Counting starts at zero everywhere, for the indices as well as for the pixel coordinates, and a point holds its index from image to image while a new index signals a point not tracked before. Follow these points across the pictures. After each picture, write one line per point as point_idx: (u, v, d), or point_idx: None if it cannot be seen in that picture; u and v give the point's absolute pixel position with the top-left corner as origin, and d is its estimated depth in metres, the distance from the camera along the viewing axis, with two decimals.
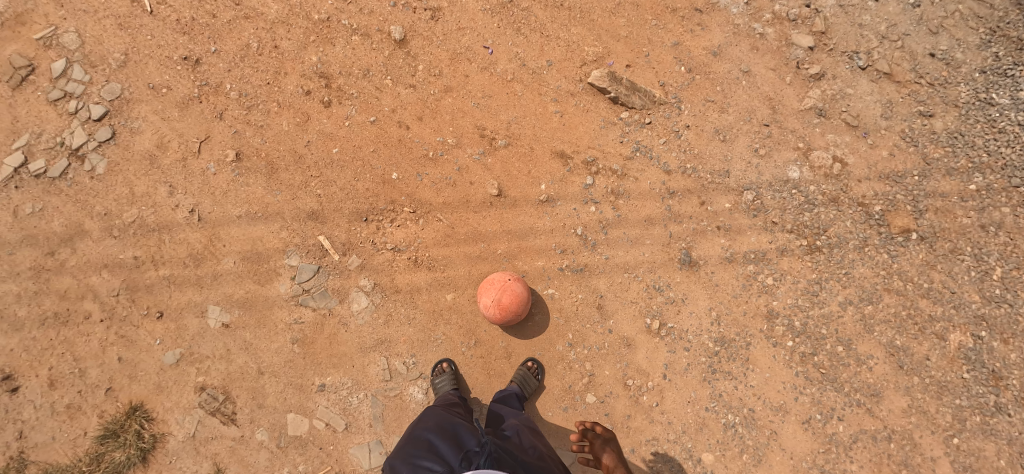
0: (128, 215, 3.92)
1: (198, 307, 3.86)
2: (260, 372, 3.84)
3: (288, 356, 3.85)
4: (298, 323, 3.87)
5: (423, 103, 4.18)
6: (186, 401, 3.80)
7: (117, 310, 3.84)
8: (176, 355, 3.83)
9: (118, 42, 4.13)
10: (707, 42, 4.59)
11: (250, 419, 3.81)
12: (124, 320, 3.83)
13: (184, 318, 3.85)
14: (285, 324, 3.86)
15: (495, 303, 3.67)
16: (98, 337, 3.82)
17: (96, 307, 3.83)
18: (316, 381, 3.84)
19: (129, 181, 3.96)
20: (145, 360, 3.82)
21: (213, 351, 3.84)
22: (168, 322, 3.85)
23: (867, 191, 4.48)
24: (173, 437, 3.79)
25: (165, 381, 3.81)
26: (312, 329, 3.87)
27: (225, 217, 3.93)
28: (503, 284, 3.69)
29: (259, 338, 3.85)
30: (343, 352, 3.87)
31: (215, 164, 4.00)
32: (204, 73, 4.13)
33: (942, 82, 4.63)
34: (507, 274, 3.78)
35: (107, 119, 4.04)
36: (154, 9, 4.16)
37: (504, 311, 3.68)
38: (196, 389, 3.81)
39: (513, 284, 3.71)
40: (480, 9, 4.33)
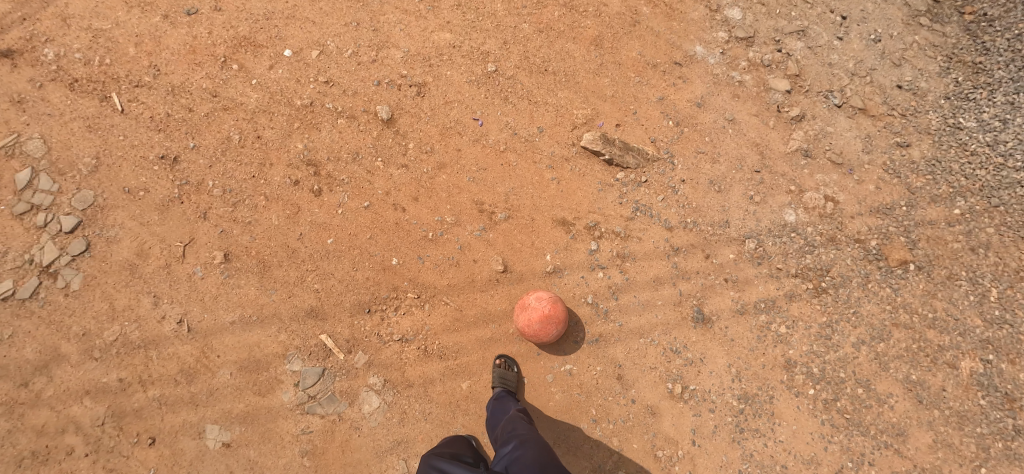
0: (111, 334, 3.73)
1: (194, 426, 3.62)
2: None
3: (298, 470, 3.61)
4: (307, 433, 3.65)
5: (417, 183, 4.06)
6: None
7: (103, 441, 3.56)
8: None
9: (89, 146, 4.14)
10: (690, 94, 4.54)
11: None
12: (111, 452, 3.56)
13: (180, 441, 3.60)
14: (293, 436, 3.64)
15: (547, 304, 3.63)
16: (83, 473, 3.54)
17: (78, 440, 3.55)
18: None
19: (107, 294, 3.81)
20: None
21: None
22: (161, 448, 3.59)
23: (861, 227, 4.35)
24: None
25: None
26: (323, 438, 3.65)
27: (218, 325, 3.77)
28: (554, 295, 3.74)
29: (265, 454, 3.62)
30: (358, 459, 3.64)
31: (202, 267, 3.88)
32: (183, 171, 4.09)
33: (913, 112, 4.69)
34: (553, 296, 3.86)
35: (80, 229, 3.92)
36: (125, 107, 4.26)
37: (553, 313, 3.61)
38: None
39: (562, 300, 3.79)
40: (465, 81, 4.36)
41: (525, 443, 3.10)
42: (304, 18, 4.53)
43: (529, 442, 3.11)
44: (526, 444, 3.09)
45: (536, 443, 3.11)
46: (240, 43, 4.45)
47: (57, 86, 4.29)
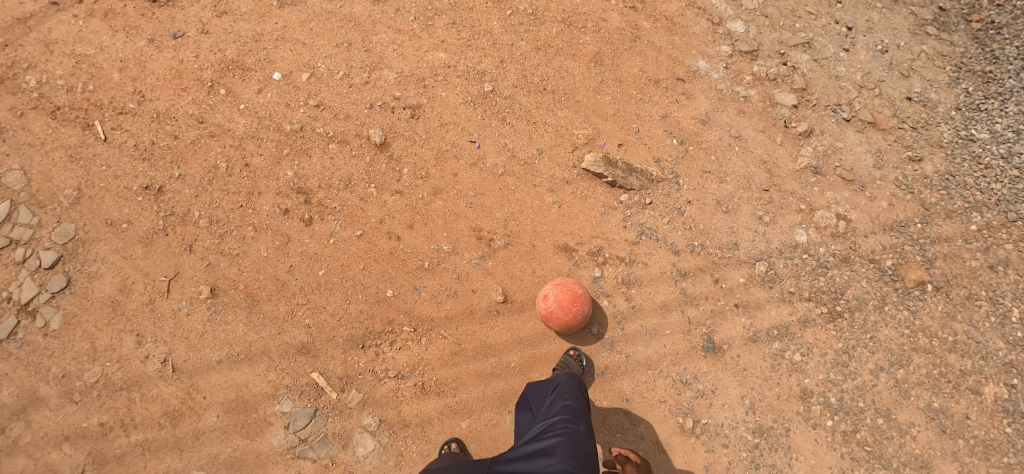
0: (92, 375, 3.65)
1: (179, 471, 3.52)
2: None
3: None
4: None
5: (413, 209, 3.92)
6: None
7: None
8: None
9: (72, 178, 4.06)
10: (694, 111, 4.35)
11: None
12: None
13: None
14: None
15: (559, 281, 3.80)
16: None
17: None
18: None
19: (89, 334, 3.72)
20: None
21: None
22: None
23: (875, 245, 4.11)
24: None
25: None
26: None
27: (204, 364, 3.67)
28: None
29: None
30: None
31: (187, 303, 3.77)
32: (169, 201, 3.98)
33: (924, 124, 4.49)
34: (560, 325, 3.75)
35: (60, 265, 3.86)
36: (108, 135, 4.16)
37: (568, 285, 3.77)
38: None
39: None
40: (461, 102, 4.20)
41: (565, 431, 2.77)
42: (294, 40, 4.42)
43: (571, 431, 2.78)
44: (567, 431, 2.77)
45: (581, 436, 2.77)
46: (229, 67, 4.33)
47: (39, 115, 4.26)
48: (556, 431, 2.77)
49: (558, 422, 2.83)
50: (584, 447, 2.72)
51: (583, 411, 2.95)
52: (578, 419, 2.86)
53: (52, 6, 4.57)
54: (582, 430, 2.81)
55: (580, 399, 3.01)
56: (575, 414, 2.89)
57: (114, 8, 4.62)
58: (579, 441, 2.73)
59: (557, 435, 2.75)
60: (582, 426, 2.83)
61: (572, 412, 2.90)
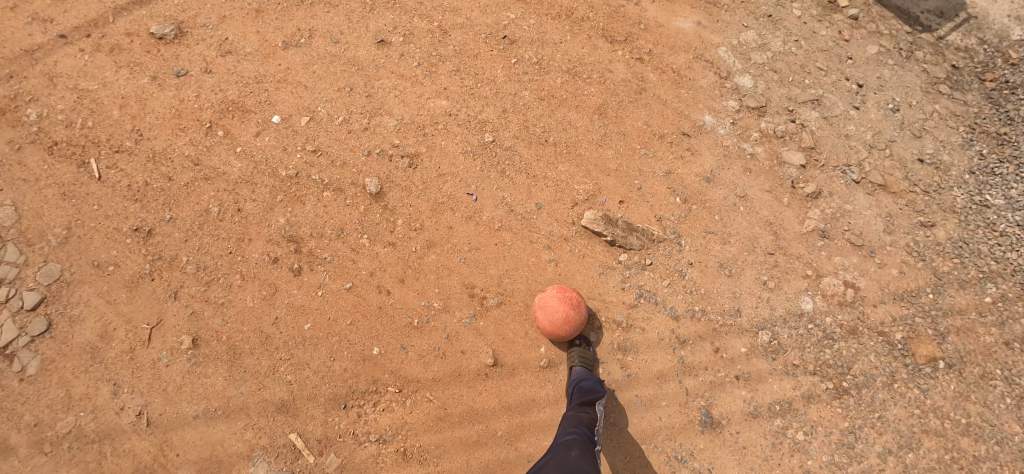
0: (65, 425, 3.61)
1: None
2: None
3: None
4: None
5: (405, 263, 3.83)
6: None
7: None
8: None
9: (62, 216, 4.04)
10: (698, 167, 4.22)
11: None
12: None
13: None
14: None
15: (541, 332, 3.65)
16: None
17: None
18: None
19: (65, 381, 3.69)
20: None
21: None
22: None
23: (884, 316, 3.90)
24: None
25: None
26: None
27: (180, 418, 3.60)
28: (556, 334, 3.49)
29: None
30: None
31: (168, 353, 3.72)
32: (157, 245, 3.94)
33: (936, 188, 4.28)
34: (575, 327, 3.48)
35: (42, 307, 3.84)
36: (103, 175, 4.16)
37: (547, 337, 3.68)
38: None
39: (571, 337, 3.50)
40: (460, 152, 4.12)
41: (558, 461, 3.07)
42: (296, 82, 4.38)
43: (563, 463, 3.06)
44: (560, 462, 3.07)
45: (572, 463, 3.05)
46: (228, 108, 4.30)
47: (37, 150, 4.23)
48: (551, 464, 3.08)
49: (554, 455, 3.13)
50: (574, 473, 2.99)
51: (581, 438, 3.21)
52: (571, 447, 3.14)
53: (61, 40, 4.59)
54: (575, 455, 3.10)
55: (578, 428, 3.27)
56: (570, 445, 3.16)
57: (121, 43, 4.63)
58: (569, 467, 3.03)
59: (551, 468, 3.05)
60: (575, 454, 3.10)
61: (568, 443, 3.18)
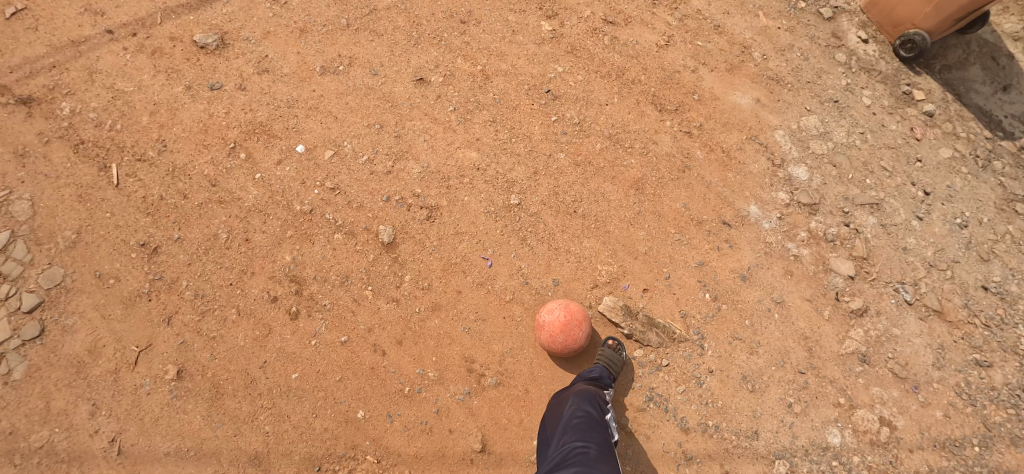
0: (38, 438, 3.56)
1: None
2: None
3: None
4: None
5: (406, 323, 3.64)
6: None
7: None
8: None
9: (74, 219, 3.99)
10: (735, 262, 3.88)
11: None
12: None
13: None
14: None
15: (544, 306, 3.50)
16: None
17: None
18: None
19: (48, 392, 3.64)
20: None
21: None
22: None
23: (919, 465, 3.50)
24: None
25: None
26: None
27: (151, 453, 3.53)
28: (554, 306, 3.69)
29: None
30: None
31: (151, 381, 3.66)
32: (160, 264, 3.88)
33: (999, 323, 3.80)
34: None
35: (38, 311, 3.80)
36: (121, 182, 4.09)
37: (569, 318, 3.40)
38: None
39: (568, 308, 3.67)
40: (482, 210, 3.89)
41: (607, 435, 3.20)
42: (326, 112, 4.23)
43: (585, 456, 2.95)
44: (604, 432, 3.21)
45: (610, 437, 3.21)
46: (254, 130, 4.18)
47: (62, 147, 4.19)
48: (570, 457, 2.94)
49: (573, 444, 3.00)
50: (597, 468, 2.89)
51: (598, 426, 3.10)
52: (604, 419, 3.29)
53: (106, 34, 4.53)
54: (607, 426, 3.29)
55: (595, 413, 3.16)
56: (590, 434, 3.05)
57: (163, 46, 4.54)
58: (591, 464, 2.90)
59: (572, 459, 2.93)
60: (596, 448, 2.99)
61: (585, 432, 3.06)
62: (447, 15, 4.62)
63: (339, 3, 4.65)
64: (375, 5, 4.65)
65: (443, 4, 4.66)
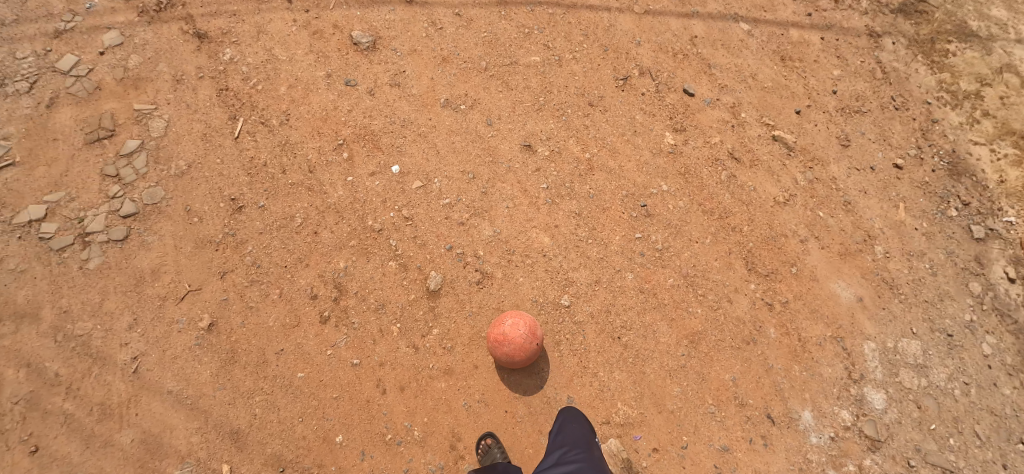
0: (81, 328, 3.93)
1: (69, 468, 3.64)
2: None
3: None
4: None
5: (416, 374, 3.76)
6: None
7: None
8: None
9: (192, 152, 4.41)
10: (763, 464, 3.59)
11: None
12: None
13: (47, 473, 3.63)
14: None
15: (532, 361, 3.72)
16: None
17: None
18: None
19: (105, 291, 4.03)
20: None
21: None
22: (32, 463, 3.64)
23: None
24: None
25: None
26: None
27: (157, 385, 3.83)
28: (525, 354, 3.50)
29: None
30: None
31: (186, 320, 3.98)
32: (239, 222, 4.21)
33: None
34: (523, 334, 3.51)
35: (131, 219, 4.22)
36: (241, 136, 4.47)
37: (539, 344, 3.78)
38: None
39: (533, 345, 3.53)
40: (530, 297, 3.93)
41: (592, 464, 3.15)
42: (432, 143, 4.43)
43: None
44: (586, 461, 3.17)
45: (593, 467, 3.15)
46: (364, 136, 4.46)
47: (210, 86, 4.64)
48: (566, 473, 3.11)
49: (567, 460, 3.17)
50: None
51: (589, 444, 3.26)
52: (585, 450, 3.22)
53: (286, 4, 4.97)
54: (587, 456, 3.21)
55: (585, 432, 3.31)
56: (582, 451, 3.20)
57: (325, 30, 4.91)
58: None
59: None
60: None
61: (579, 449, 3.22)
62: (579, 93, 4.69)
63: (487, 47, 4.86)
64: (518, 60, 4.82)
65: (580, 82, 4.75)
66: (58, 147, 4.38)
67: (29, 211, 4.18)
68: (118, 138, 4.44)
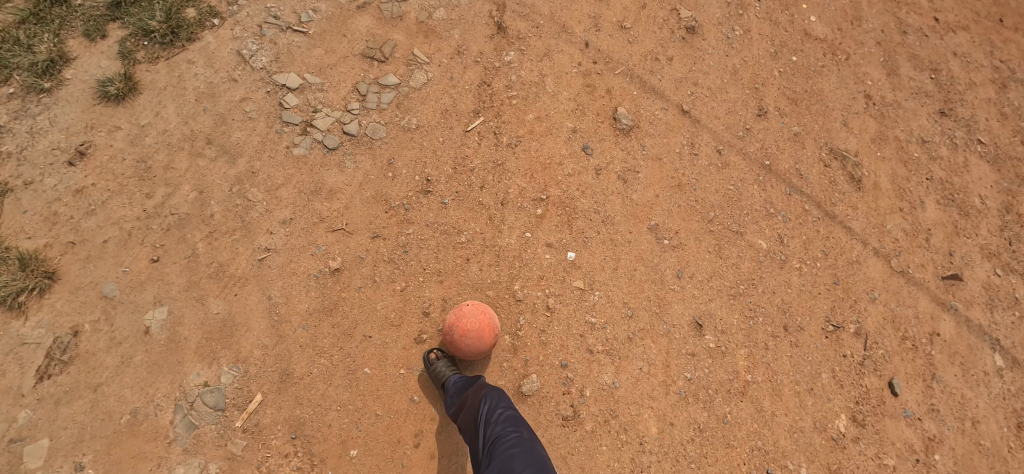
0: (253, 194, 4.34)
1: (165, 296, 3.98)
2: (97, 386, 3.72)
3: (118, 412, 3.69)
4: (155, 408, 3.72)
5: (450, 452, 3.83)
6: (60, 323, 3.84)
7: (151, 221, 4.18)
8: (112, 293, 3.95)
9: (427, 117, 4.88)
10: None
11: (46, 396, 3.68)
12: (143, 230, 4.15)
13: (148, 286, 4.00)
14: (154, 394, 3.74)
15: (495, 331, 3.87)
16: (126, 212, 4.19)
17: (159, 198, 4.26)
18: (88, 455, 3.58)
19: (288, 180, 4.43)
20: (105, 266, 4.02)
21: (117, 328, 3.87)
22: (148, 270, 4.04)
23: None
24: (21, 323, 3.82)
25: (81, 293, 3.93)
26: (150, 427, 3.68)
27: (264, 283, 4.06)
28: (467, 311, 3.80)
29: (134, 374, 3.77)
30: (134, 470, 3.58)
31: (322, 250, 4.19)
32: (417, 203, 4.45)
33: None
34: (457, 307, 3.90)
35: (347, 137, 4.68)
36: (469, 133, 4.87)
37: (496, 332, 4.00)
38: (70, 328, 3.83)
39: (473, 309, 3.82)
40: None
41: (521, 424, 3.58)
42: (616, 256, 4.64)
43: (521, 441, 3.48)
44: (514, 422, 3.56)
45: (523, 429, 3.57)
46: (565, 207, 4.70)
47: (478, 74, 5.20)
48: (508, 443, 3.44)
49: (505, 435, 3.48)
50: (534, 446, 3.47)
51: (512, 410, 3.64)
52: (515, 422, 3.59)
53: (581, 49, 5.57)
54: (520, 424, 3.59)
55: (505, 403, 3.67)
56: (513, 420, 3.57)
57: (597, 88, 5.43)
58: (527, 440, 3.49)
59: (511, 446, 3.43)
60: (528, 435, 3.54)
61: (509, 422, 3.56)
62: (783, 309, 4.88)
63: (724, 199, 5.20)
64: (744, 233, 5.11)
65: (792, 295, 4.95)
66: (343, 43, 5.14)
67: (289, 79, 4.88)
68: (384, 68, 5.08)
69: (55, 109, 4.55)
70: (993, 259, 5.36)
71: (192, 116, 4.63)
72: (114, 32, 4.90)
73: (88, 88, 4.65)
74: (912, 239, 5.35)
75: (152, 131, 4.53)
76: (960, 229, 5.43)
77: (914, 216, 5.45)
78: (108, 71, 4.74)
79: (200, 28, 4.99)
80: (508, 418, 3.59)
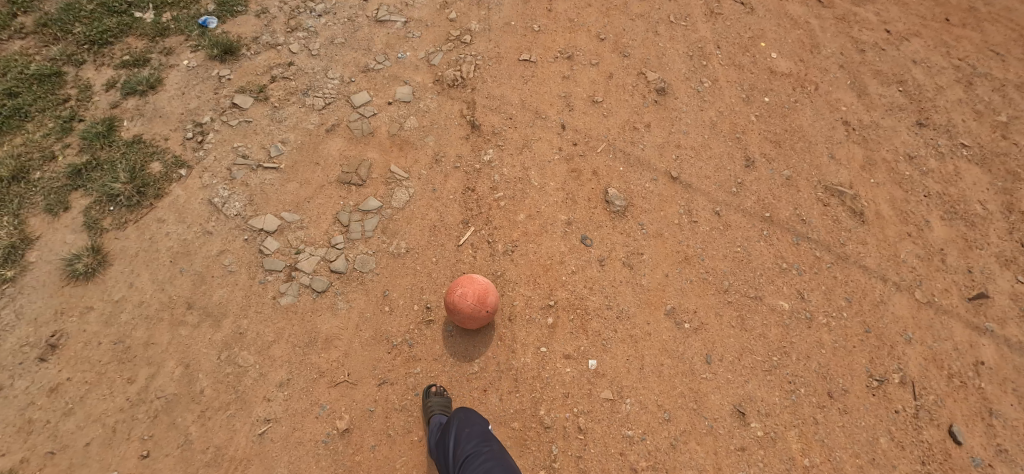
0: (243, 358, 4.03)
1: None
2: None
3: None
4: None
5: None
6: None
7: (136, 410, 3.85)
8: None
9: (415, 237, 4.65)
10: None
11: None
12: (128, 422, 3.81)
13: None
14: None
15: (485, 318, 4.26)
16: (108, 405, 3.86)
17: (142, 381, 3.94)
18: None
19: (279, 336, 4.13)
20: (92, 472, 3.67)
21: None
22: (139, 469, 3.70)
23: None
24: None
25: None
26: None
27: (269, 460, 3.74)
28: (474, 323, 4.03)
29: None
30: None
31: (327, 410, 3.90)
32: (420, 335, 4.21)
33: None
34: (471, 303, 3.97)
35: (336, 276, 4.42)
36: (462, 247, 4.64)
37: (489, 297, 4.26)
38: None
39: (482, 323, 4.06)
40: None
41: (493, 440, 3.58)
42: (639, 353, 4.37)
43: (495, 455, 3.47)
44: (485, 438, 3.57)
45: (496, 445, 3.55)
46: (576, 310, 4.47)
47: (461, 180, 5.01)
48: (481, 458, 3.43)
49: (478, 452, 3.47)
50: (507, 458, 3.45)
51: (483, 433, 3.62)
52: (487, 439, 3.57)
53: (559, 132, 5.43)
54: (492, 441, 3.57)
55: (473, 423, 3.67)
56: (485, 437, 3.56)
57: (583, 170, 5.25)
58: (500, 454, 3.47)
59: (487, 460, 3.42)
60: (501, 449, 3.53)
61: (480, 441, 3.54)
62: (823, 374, 4.54)
63: (734, 263, 4.96)
64: (762, 295, 4.83)
65: (827, 356, 4.62)
66: (316, 172, 4.94)
67: (266, 222, 4.64)
68: (364, 191, 4.86)
69: (21, 298, 4.24)
70: (1012, 266, 5.13)
71: (166, 280, 4.34)
72: (77, 201, 4.66)
73: (54, 268, 4.35)
74: (928, 263, 5.10)
75: (126, 305, 4.22)
76: (971, 241, 5.22)
77: (923, 239, 5.22)
78: (73, 245, 4.45)
79: (166, 182, 4.77)
80: (479, 437, 3.57)
